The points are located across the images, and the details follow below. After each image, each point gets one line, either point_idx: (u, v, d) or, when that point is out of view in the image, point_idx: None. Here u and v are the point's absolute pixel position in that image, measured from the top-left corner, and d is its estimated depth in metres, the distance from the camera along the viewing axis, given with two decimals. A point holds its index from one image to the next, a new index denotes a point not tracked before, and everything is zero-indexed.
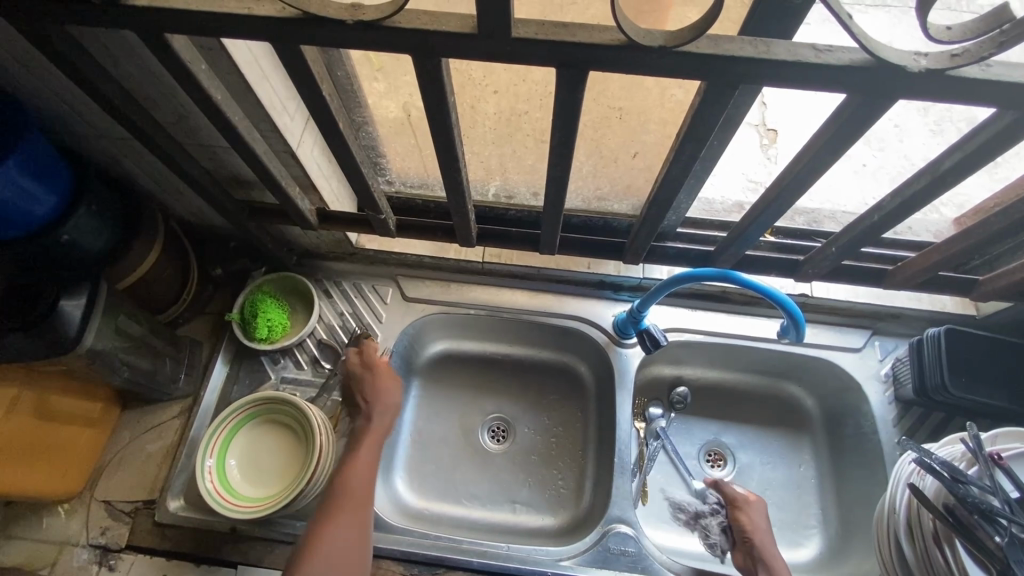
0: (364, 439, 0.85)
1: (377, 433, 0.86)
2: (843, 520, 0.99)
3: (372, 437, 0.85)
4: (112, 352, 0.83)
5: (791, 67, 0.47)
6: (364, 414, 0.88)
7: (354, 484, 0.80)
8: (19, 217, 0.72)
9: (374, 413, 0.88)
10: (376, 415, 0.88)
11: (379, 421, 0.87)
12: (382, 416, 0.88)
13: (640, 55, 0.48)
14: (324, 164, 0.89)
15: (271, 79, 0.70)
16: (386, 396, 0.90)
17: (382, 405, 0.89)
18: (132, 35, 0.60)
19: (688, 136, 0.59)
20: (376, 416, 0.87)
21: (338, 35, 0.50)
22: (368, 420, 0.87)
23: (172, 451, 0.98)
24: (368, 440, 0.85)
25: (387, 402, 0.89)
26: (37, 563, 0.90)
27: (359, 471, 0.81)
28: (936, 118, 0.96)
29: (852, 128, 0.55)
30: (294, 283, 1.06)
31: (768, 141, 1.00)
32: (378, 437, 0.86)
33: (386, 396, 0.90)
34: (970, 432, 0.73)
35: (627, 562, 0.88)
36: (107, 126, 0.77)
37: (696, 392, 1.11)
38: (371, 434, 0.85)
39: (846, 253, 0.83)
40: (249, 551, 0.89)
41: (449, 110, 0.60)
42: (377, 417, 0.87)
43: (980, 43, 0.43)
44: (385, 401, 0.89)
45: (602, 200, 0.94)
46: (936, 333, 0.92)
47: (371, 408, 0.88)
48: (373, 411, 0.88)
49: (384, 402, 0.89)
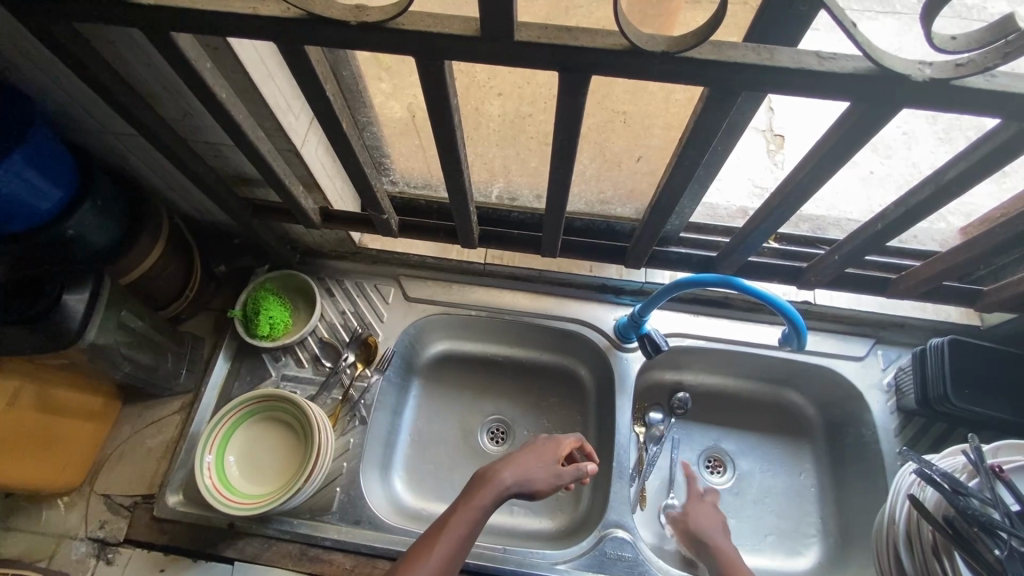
0: (480, 489, 0.76)
1: (496, 490, 0.76)
2: (842, 530, 0.99)
3: (489, 493, 0.76)
4: (113, 346, 0.83)
5: (794, 75, 0.47)
6: (494, 465, 0.80)
7: (450, 530, 0.72)
8: (24, 211, 0.73)
9: (507, 468, 0.79)
10: (505, 469, 0.79)
11: (507, 479, 0.78)
12: (513, 474, 0.78)
13: (642, 61, 0.48)
14: (328, 164, 0.89)
15: (276, 78, 0.70)
16: (537, 466, 0.81)
17: (527, 466, 0.80)
18: (138, 33, 0.60)
19: (690, 142, 0.58)
20: (505, 471, 0.79)
21: (342, 36, 0.51)
22: (496, 473, 0.78)
23: (172, 446, 0.98)
24: (483, 491, 0.76)
25: (535, 470, 0.80)
26: (35, 555, 0.90)
27: (462, 518, 0.73)
28: (945, 127, 0.95)
29: (855, 136, 0.55)
30: (296, 280, 1.07)
31: (774, 147, 1.00)
32: (497, 496, 0.76)
33: (534, 464, 0.81)
34: (972, 444, 0.72)
35: (624, 567, 0.88)
36: (113, 122, 0.77)
37: (697, 398, 1.11)
38: (488, 486, 0.77)
39: (849, 261, 0.83)
40: (246, 548, 0.89)
41: (452, 112, 0.60)
42: (508, 472, 0.79)
43: (984, 54, 0.43)
44: (530, 467, 0.80)
45: (605, 204, 0.95)
46: (939, 343, 0.91)
47: (508, 464, 0.80)
48: (508, 467, 0.79)
49: (528, 466, 0.80)
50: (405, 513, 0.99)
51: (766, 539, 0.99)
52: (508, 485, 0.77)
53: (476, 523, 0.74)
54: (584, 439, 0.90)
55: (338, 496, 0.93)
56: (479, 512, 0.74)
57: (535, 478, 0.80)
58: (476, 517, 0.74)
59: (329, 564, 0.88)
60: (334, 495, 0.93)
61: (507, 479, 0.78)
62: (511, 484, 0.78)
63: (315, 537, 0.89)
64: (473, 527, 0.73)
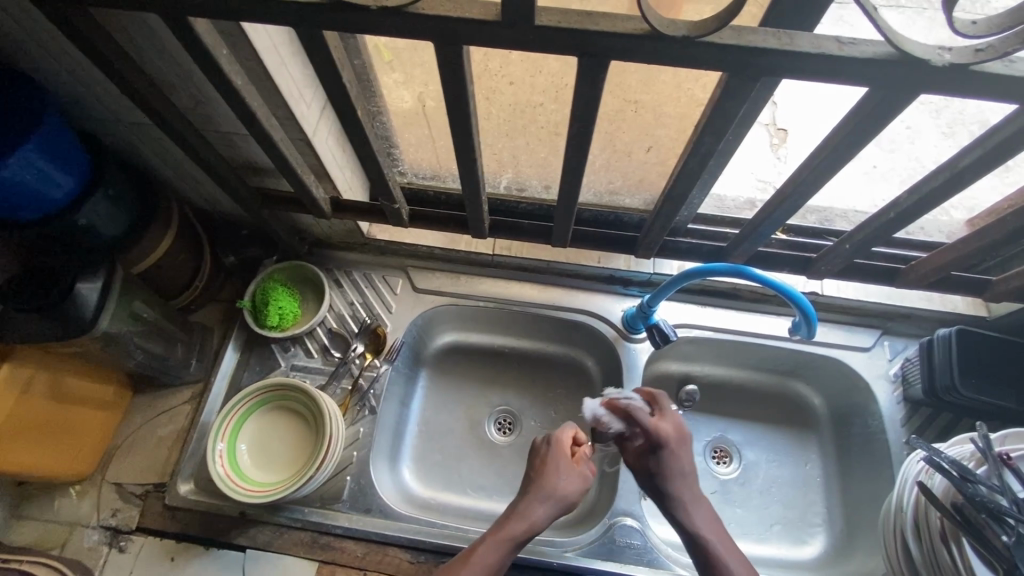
0: (511, 521, 0.73)
1: (528, 524, 0.73)
2: (849, 519, 0.99)
3: (521, 526, 0.72)
4: (127, 335, 0.83)
5: (814, 59, 0.47)
6: (530, 496, 0.75)
7: (477, 561, 0.70)
8: (36, 199, 0.73)
9: (539, 500, 0.74)
10: (537, 501, 0.74)
11: (541, 514, 0.73)
12: (547, 507, 0.74)
13: (663, 47, 0.49)
14: (338, 153, 0.89)
15: (290, 65, 0.70)
16: (566, 482, 0.76)
17: (557, 488, 0.75)
18: (154, 19, 0.60)
19: (706, 129, 0.59)
20: (538, 504, 0.74)
21: (364, 21, 0.51)
22: (530, 506, 0.74)
23: (183, 436, 0.99)
24: (513, 524, 0.72)
25: (569, 487, 0.76)
26: (48, 543, 0.91)
27: (490, 549, 0.71)
28: (948, 120, 0.95)
29: (870, 124, 0.55)
30: (304, 272, 1.07)
31: (778, 141, 1.00)
32: (529, 529, 0.72)
33: (562, 480, 0.76)
34: (980, 431, 0.73)
35: (633, 554, 0.89)
36: (125, 110, 0.77)
37: (704, 388, 1.11)
38: (520, 518, 0.73)
39: (859, 251, 0.84)
40: (257, 536, 0.90)
41: (468, 98, 0.60)
42: (540, 507, 0.74)
43: (1004, 39, 0.44)
44: (559, 486, 0.75)
45: (614, 195, 0.95)
46: (947, 334, 0.92)
47: (538, 493, 0.75)
48: (539, 497, 0.75)
49: (557, 488, 0.75)
50: (415, 502, 0.99)
51: (772, 529, 1.00)
52: (541, 519, 0.73)
53: (505, 556, 0.71)
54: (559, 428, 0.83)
55: (348, 484, 0.93)
56: (508, 544, 0.71)
57: (570, 494, 0.76)
58: (506, 549, 0.71)
59: (341, 551, 0.89)
60: (345, 483, 0.93)
61: (539, 512, 0.73)
62: (546, 515, 0.74)
63: (327, 525, 0.90)
64: (502, 560, 0.71)
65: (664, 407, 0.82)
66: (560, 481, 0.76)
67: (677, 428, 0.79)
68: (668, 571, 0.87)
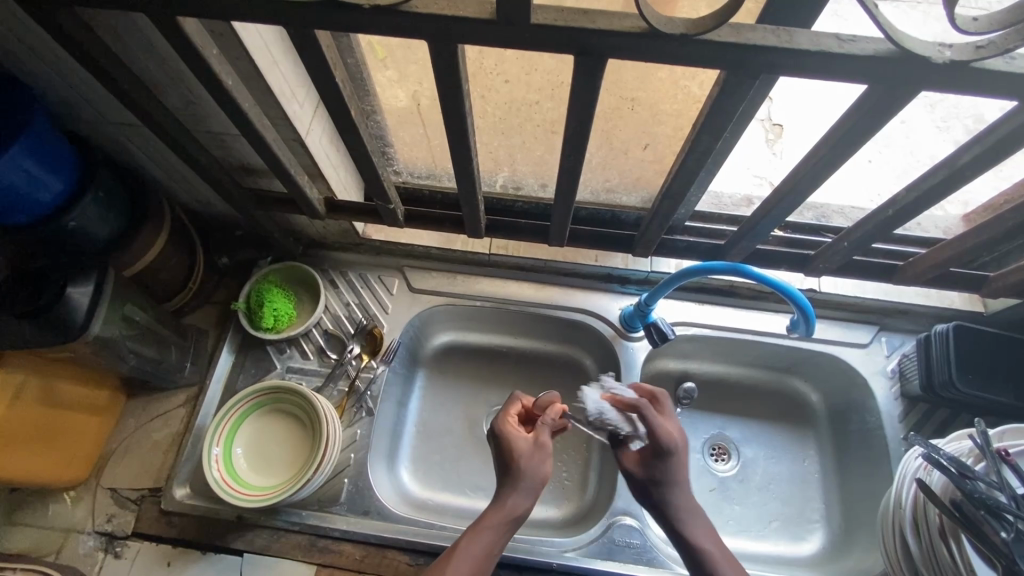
0: (488, 513, 0.70)
1: (506, 512, 0.70)
2: (847, 515, 0.99)
3: (498, 515, 0.70)
4: (118, 339, 0.82)
5: (814, 56, 0.47)
6: (505, 484, 0.72)
7: (461, 553, 0.68)
8: (24, 202, 0.71)
9: (514, 487, 0.71)
10: (511, 488, 0.71)
11: (515, 501, 0.71)
12: (522, 493, 0.71)
13: (661, 45, 0.48)
14: (332, 153, 0.88)
15: (281, 65, 0.69)
16: (533, 462, 0.73)
17: (527, 472, 0.72)
18: (141, 18, 0.59)
19: (705, 127, 0.58)
20: (512, 490, 0.71)
21: (357, 18, 0.50)
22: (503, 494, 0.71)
23: (178, 439, 0.98)
24: (490, 514, 0.70)
25: (537, 464, 0.73)
26: (42, 550, 0.90)
27: (473, 542, 0.69)
28: (942, 115, 0.95)
29: (871, 120, 0.55)
30: (299, 273, 1.06)
31: (774, 137, 0.99)
32: (507, 518, 0.70)
33: (529, 462, 0.72)
34: (979, 428, 0.73)
35: (633, 553, 0.89)
36: (114, 111, 0.76)
37: (702, 386, 1.11)
38: (497, 509, 0.70)
39: (858, 248, 0.83)
40: (255, 540, 0.89)
41: (462, 98, 0.59)
42: (514, 493, 0.71)
43: (1005, 35, 0.43)
44: (527, 468, 0.72)
45: (611, 192, 0.93)
46: (944, 329, 0.92)
47: (509, 480, 0.72)
48: (512, 483, 0.72)
49: (527, 471, 0.72)
50: (414, 503, 0.99)
51: (770, 525, 1.00)
52: (517, 506, 0.71)
53: (490, 545, 0.69)
54: (520, 394, 0.83)
55: (346, 487, 0.93)
56: (490, 534, 0.69)
57: (542, 472, 0.73)
58: (486, 540, 0.69)
59: (340, 554, 0.88)
60: (342, 485, 0.93)
61: (515, 498, 0.71)
62: (524, 500, 0.71)
63: (325, 528, 0.89)
64: (489, 549, 0.69)
65: (664, 408, 0.75)
66: (528, 462, 0.72)
67: (678, 430, 0.73)
68: (669, 571, 0.87)
